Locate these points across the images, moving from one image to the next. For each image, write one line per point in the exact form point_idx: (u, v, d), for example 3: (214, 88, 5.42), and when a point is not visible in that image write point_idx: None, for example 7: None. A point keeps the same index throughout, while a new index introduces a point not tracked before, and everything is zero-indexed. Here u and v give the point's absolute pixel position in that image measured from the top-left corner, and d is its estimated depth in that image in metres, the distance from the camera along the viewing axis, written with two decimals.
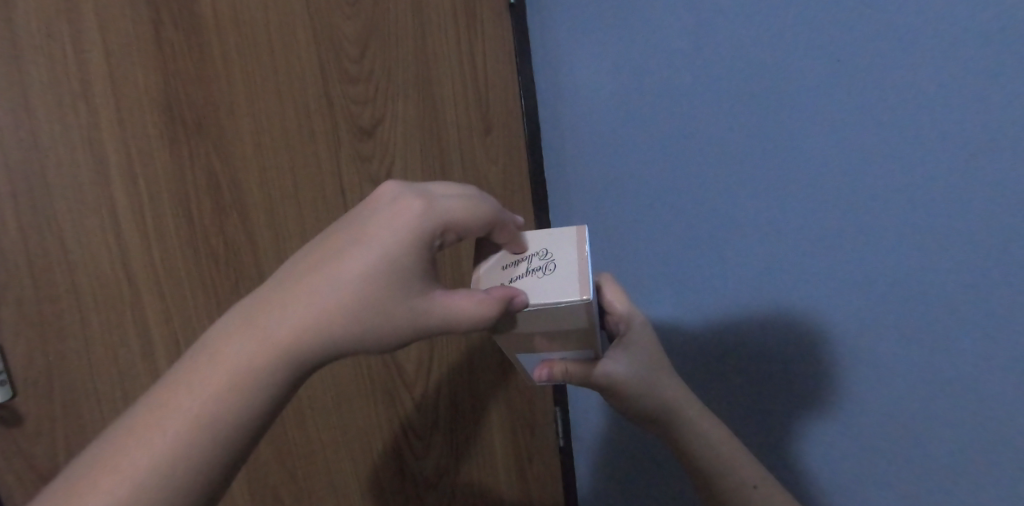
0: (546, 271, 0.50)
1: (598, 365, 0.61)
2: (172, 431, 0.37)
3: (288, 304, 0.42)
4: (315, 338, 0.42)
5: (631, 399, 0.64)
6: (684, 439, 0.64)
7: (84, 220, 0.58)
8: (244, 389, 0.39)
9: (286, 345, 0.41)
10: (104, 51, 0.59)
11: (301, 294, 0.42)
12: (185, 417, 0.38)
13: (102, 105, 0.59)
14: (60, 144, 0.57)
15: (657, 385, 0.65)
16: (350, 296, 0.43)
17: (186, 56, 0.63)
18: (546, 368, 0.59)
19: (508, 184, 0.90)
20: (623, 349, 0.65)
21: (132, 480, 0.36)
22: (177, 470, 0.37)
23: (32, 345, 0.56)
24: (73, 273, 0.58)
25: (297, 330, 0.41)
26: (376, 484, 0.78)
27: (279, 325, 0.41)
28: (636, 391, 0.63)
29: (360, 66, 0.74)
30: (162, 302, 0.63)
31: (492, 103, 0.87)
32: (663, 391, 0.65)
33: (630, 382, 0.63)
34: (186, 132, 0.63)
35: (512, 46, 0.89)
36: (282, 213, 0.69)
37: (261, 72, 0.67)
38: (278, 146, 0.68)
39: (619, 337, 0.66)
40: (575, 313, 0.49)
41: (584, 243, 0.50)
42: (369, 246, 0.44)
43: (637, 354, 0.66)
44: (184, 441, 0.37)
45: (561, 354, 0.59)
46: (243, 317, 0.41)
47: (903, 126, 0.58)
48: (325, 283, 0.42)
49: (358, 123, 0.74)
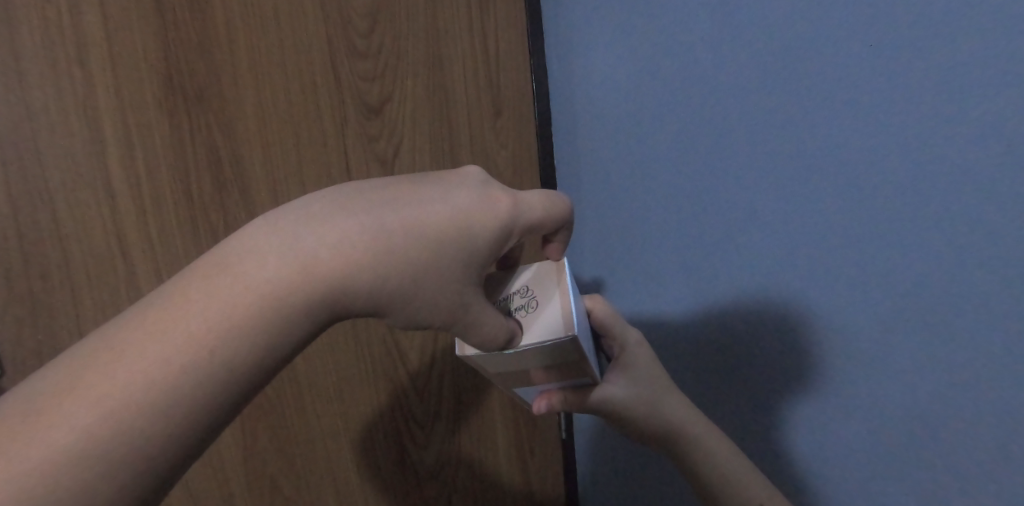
0: (529, 310, 0.49)
1: (592, 391, 0.58)
2: (170, 347, 0.34)
3: (325, 228, 0.38)
4: (340, 280, 0.38)
5: (636, 422, 0.60)
6: (688, 454, 0.60)
7: (77, 192, 0.55)
8: (252, 316, 0.36)
9: (307, 277, 0.37)
10: (101, 14, 0.55)
11: (352, 228, 0.38)
12: (190, 330, 0.34)
13: (98, 70, 0.56)
14: (54, 112, 0.54)
15: (661, 401, 0.61)
16: (404, 246, 0.40)
17: (189, 23, 0.59)
18: (545, 400, 0.59)
19: (518, 171, 0.86)
20: (622, 371, 0.62)
21: (118, 395, 0.32)
22: (167, 390, 0.33)
23: (21, 321, 0.53)
24: (65, 247, 0.55)
25: (325, 261, 0.37)
26: (373, 475, 0.76)
27: (323, 251, 0.37)
28: (639, 414, 0.60)
29: (369, 42, 0.71)
30: (159, 280, 0.60)
31: (503, 85, 0.83)
32: (666, 409, 0.61)
33: (633, 406, 0.60)
34: (186, 103, 0.60)
35: (525, 25, 0.85)
36: (284, 192, 0.66)
37: (266, 44, 0.64)
38: (282, 122, 0.65)
39: (618, 358, 0.63)
40: (556, 347, 0.47)
41: (565, 275, 0.49)
42: (447, 203, 0.42)
43: (638, 374, 0.62)
44: (176, 365, 0.34)
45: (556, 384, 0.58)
46: (277, 233, 0.38)
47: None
48: (386, 223, 0.40)
49: (366, 101, 0.71)
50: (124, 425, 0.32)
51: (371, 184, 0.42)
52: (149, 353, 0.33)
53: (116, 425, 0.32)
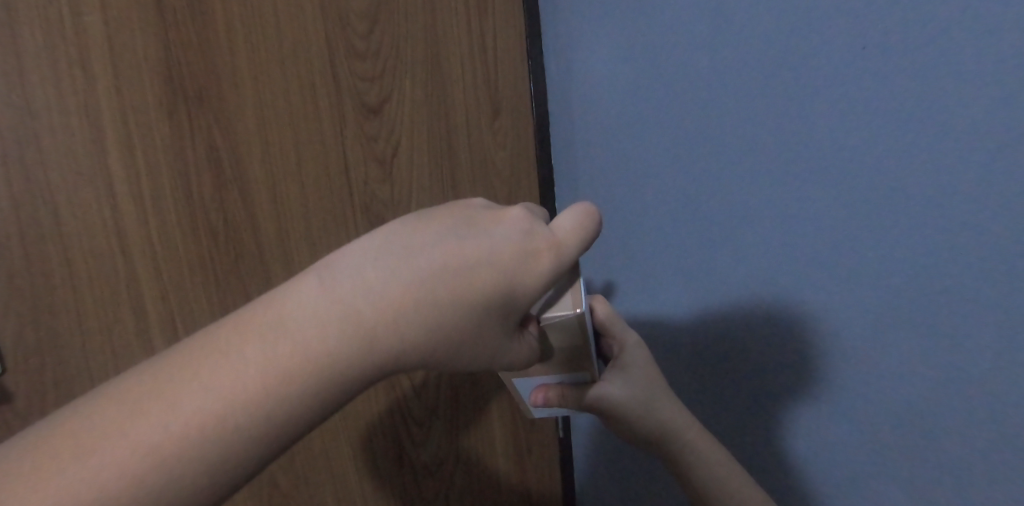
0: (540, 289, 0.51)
1: (589, 388, 0.59)
2: (215, 398, 0.33)
3: (376, 281, 0.37)
4: (381, 330, 0.36)
5: (630, 423, 0.60)
6: (685, 459, 0.60)
7: (78, 191, 0.56)
8: (298, 370, 0.34)
9: (349, 332, 0.35)
10: (102, 15, 0.56)
11: (401, 282, 0.37)
12: (236, 383, 0.33)
13: (99, 71, 0.56)
14: (56, 112, 0.55)
15: (658, 403, 0.61)
16: (450, 304, 0.39)
17: (189, 24, 0.60)
18: (541, 393, 0.61)
19: (515, 170, 0.87)
20: (619, 370, 0.61)
21: (166, 447, 0.31)
22: (209, 445, 0.32)
23: (22, 319, 0.54)
24: (66, 246, 0.56)
25: (368, 314, 0.36)
26: (372, 474, 0.77)
27: (368, 306, 0.36)
28: (634, 415, 0.60)
29: (368, 43, 0.71)
30: (159, 279, 0.60)
31: (501, 86, 0.84)
32: (661, 412, 0.61)
33: (630, 406, 0.59)
34: (187, 103, 0.60)
35: (523, 26, 0.86)
36: (284, 191, 0.67)
37: (267, 45, 0.65)
38: (283, 122, 0.66)
39: (615, 358, 0.62)
40: (565, 326, 0.49)
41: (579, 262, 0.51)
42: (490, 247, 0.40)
43: (636, 376, 0.62)
44: (219, 420, 0.32)
45: (553, 378, 0.59)
46: (323, 279, 0.36)
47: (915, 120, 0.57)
48: (433, 270, 0.38)
49: (365, 101, 0.71)
50: (168, 476, 0.31)
51: (424, 228, 0.40)
52: (191, 407, 0.32)
53: (160, 479, 0.31)
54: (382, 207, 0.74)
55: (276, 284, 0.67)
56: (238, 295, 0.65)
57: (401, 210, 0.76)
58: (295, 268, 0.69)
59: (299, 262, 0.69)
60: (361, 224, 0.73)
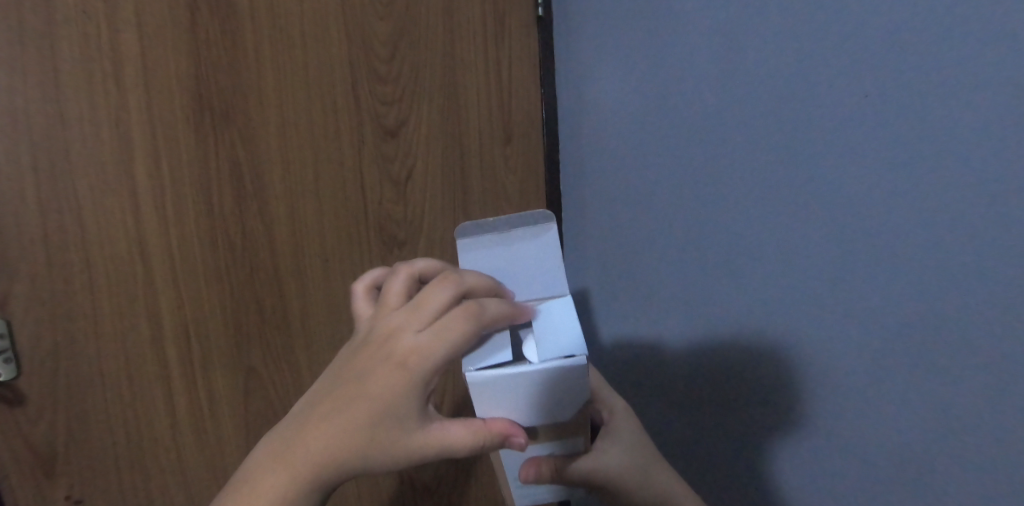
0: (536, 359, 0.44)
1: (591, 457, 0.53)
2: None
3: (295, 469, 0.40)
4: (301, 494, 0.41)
5: (626, 496, 0.55)
6: None
7: (103, 200, 0.58)
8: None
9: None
10: (138, 32, 0.58)
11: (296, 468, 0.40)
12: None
13: (131, 86, 0.58)
14: (87, 123, 0.57)
15: (650, 470, 0.57)
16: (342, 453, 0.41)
17: (219, 43, 0.62)
18: (532, 467, 0.51)
19: (526, 195, 0.86)
20: (613, 436, 0.57)
21: None
22: None
23: (41, 323, 0.56)
24: (88, 253, 0.57)
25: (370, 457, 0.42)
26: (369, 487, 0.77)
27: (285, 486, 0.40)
28: (632, 484, 0.55)
29: (389, 67, 0.73)
30: (175, 289, 0.62)
31: (515, 111, 0.84)
32: (656, 479, 0.56)
33: (626, 474, 0.55)
34: (212, 119, 0.62)
35: (539, 50, 0.85)
36: (300, 208, 0.68)
37: (292, 66, 0.67)
38: (303, 141, 0.68)
39: (603, 424, 0.59)
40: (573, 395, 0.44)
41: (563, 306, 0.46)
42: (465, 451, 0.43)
43: (627, 441, 0.57)
44: None
45: (543, 448, 0.50)
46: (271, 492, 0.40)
47: (904, 173, 0.47)
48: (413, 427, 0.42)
49: (383, 123, 0.73)
50: None
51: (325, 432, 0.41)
52: None
53: None
54: (395, 227, 0.75)
55: (289, 299, 0.68)
56: (250, 308, 0.66)
57: (413, 229, 0.77)
58: (308, 284, 0.69)
59: (312, 278, 0.69)
60: (374, 242, 0.73)
